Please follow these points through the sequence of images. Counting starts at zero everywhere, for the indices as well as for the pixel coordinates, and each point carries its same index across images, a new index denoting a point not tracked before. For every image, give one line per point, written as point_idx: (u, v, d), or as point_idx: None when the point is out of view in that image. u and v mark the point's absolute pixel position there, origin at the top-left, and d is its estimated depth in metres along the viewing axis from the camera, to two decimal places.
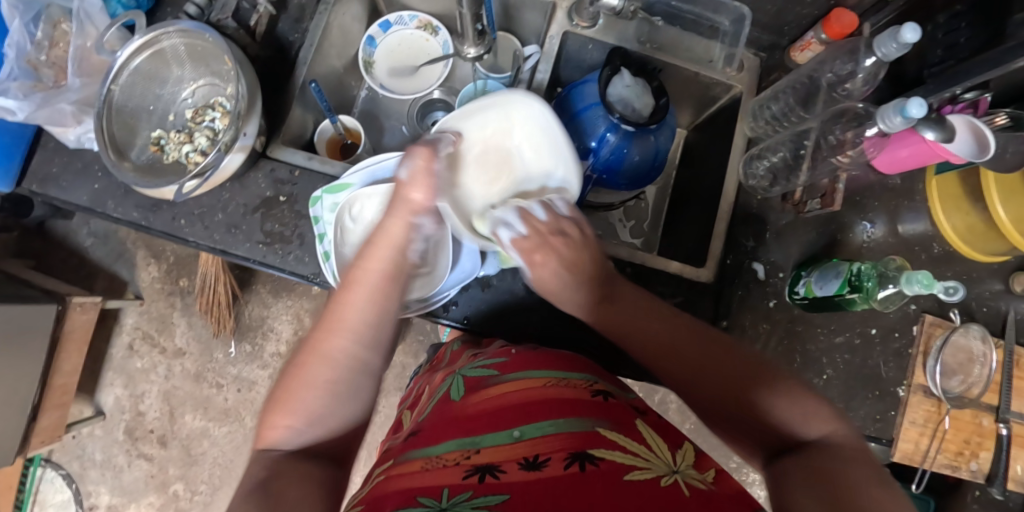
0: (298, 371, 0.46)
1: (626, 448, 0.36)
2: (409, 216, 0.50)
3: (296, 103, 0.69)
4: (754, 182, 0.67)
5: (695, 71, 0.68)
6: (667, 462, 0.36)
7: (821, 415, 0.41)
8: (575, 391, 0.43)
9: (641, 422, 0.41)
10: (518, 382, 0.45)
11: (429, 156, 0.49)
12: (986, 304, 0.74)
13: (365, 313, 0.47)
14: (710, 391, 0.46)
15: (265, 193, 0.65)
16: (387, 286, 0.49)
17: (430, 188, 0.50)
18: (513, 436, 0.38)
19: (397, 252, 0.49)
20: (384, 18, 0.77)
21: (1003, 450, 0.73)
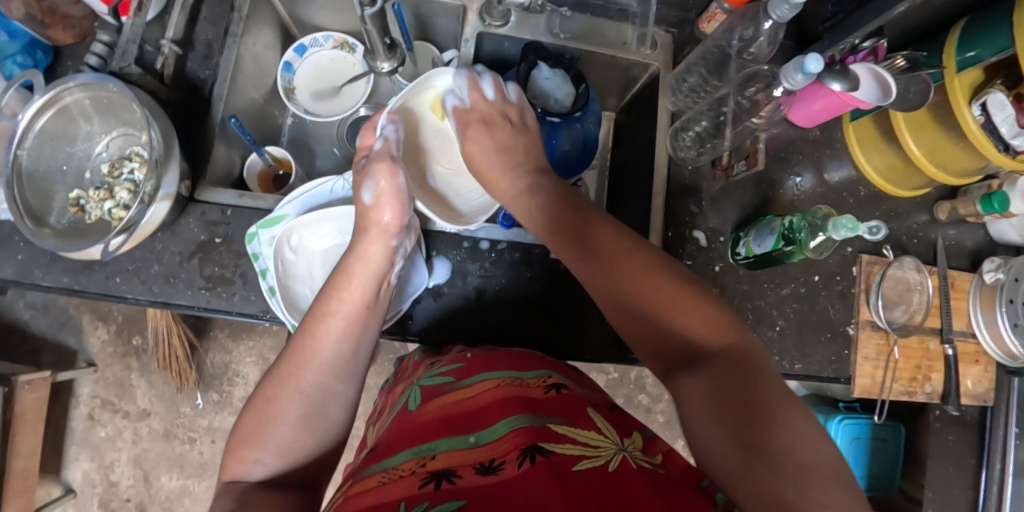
0: (268, 403, 0.45)
1: (578, 439, 0.37)
2: (385, 240, 0.54)
3: (219, 141, 0.67)
4: (683, 153, 0.69)
5: (611, 54, 0.70)
6: (614, 442, 0.37)
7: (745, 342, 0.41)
8: (530, 389, 0.44)
9: (591, 409, 0.42)
10: (473, 386, 0.46)
11: (392, 171, 0.55)
12: (916, 235, 0.78)
13: (341, 343, 0.48)
14: (638, 329, 0.44)
15: (199, 237, 0.64)
16: (367, 314, 0.51)
17: (400, 203, 0.55)
18: (470, 441, 0.39)
19: (376, 280, 0.52)
20: (298, 41, 0.76)
21: (951, 369, 0.77)
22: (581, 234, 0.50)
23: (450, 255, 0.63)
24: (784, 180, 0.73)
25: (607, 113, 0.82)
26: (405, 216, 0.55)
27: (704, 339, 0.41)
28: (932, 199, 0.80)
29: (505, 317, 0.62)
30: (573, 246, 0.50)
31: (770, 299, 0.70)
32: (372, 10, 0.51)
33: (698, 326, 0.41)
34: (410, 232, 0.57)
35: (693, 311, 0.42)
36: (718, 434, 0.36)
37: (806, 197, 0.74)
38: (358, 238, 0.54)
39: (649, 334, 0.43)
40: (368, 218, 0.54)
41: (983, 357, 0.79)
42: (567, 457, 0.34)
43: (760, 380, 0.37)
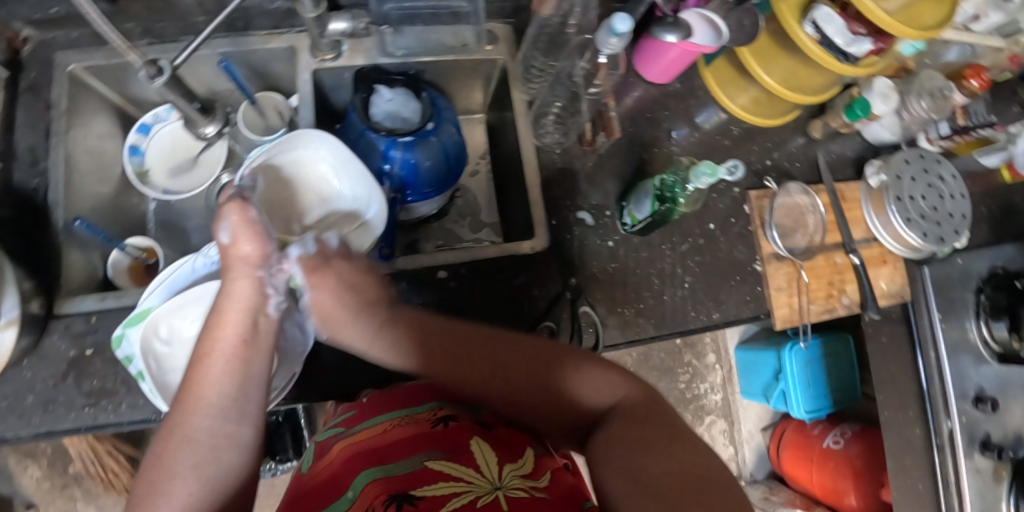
0: (157, 463, 0.39)
1: (452, 474, 0.37)
2: (252, 271, 0.46)
3: (70, 247, 0.63)
4: (548, 139, 0.68)
5: (453, 58, 0.69)
6: (491, 480, 0.37)
7: (613, 383, 0.45)
8: (419, 425, 0.45)
9: (475, 441, 0.43)
10: (366, 432, 0.47)
11: (243, 207, 0.45)
12: (797, 159, 0.80)
13: (222, 388, 0.42)
14: (492, 376, 0.48)
15: (68, 353, 0.59)
16: (249, 352, 0.44)
17: (263, 238, 0.46)
18: (346, 498, 0.38)
19: (251, 314, 0.45)
20: (139, 121, 0.72)
21: (862, 277, 0.79)
22: (449, 328, 0.53)
23: None
24: (659, 138, 0.73)
25: (476, 114, 0.81)
26: (271, 245, 0.47)
27: (547, 364, 0.48)
28: (804, 120, 0.82)
29: None
30: (437, 331, 0.52)
31: (671, 258, 0.70)
32: (160, 78, 0.49)
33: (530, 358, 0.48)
34: (285, 265, 0.50)
35: (588, 369, 0.47)
36: (611, 468, 0.36)
37: (683, 150, 0.74)
38: (226, 273, 0.46)
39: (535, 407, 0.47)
40: (231, 255, 0.46)
41: (890, 256, 0.82)
42: (434, 495, 0.34)
43: (648, 425, 0.39)
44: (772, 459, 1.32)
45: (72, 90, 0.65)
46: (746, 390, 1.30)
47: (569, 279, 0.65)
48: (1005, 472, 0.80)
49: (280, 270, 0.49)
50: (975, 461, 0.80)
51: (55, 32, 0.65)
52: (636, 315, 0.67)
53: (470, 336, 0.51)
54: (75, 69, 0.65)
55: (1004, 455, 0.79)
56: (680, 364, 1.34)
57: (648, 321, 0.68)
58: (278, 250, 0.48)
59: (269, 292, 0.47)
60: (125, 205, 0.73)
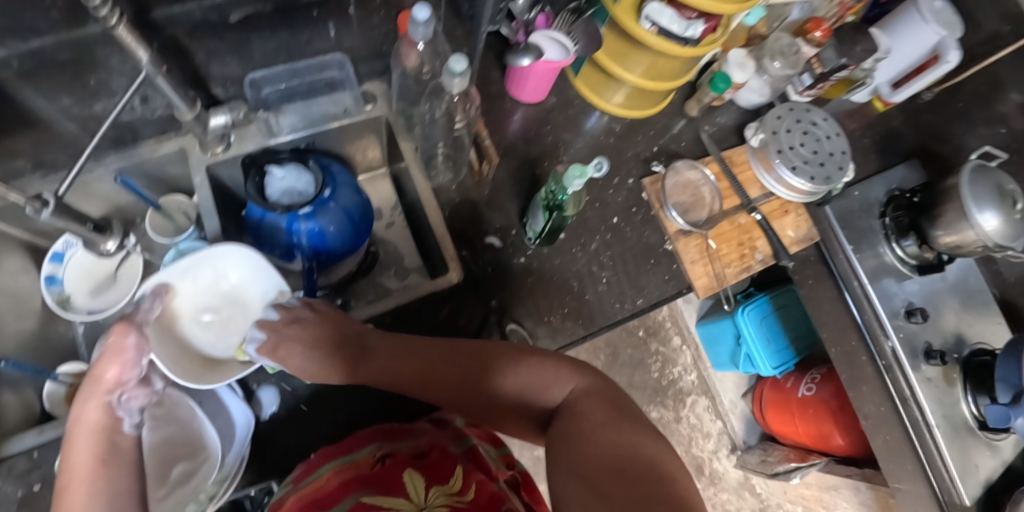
0: None
1: (384, 507, 0.40)
2: (105, 397, 0.49)
3: (2, 389, 0.64)
4: (441, 179, 0.72)
5: (336, 124, 0.72)
6: (415, 505, 0.41)
7: (560, 374, 0.54)
8: (359, 466, 0.48)
9: (409, 472, 0.45)
10: (310, 479, 0.49)
11: (123, 330, 0.51)
12: (682, 139, 0.86)
13: (85, 505, 0.44)
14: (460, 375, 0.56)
15: (16, 494, 0.59)
16: (108, 467, 0.46)
17: (127, 362, 0.50)
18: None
19: (105, 435, 0.47)
20: (53, 250, 0.73)
21: (769, 230, 0.84)
22: (398, 350, 0.58)
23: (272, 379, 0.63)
24: (548, 152, 0.78)
25: (379, 169, 0.85)
26: (138, 367, 0.51)
27: (495, 361, 0.56)
28: (680, 103, 0.88)
29: (349, 401, 0.63)
30: (394, 365, 0.58)
31: (584, 258, 0.74)
32: (47, 210, 0.52)
33: (473, 364, 0.57)
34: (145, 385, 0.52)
35: (538, 370, 0.54)
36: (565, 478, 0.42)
37: (573, 157, 0.79)
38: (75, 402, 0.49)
39: (504, 401, 0.56)
40: (95, 376, 0.49)
41: (790, 206, 0.87)
42: None
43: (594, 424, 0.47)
44: (760, 421, 1.34)
45: None
46: (716, 362, 1.34)
47: (489, 301, 0.68)
48: (955, 374, 0.78)
49: (132, 396, 0.51)
50: (924, 371, 0.78)
51: None
52: (563, 319, 0.71)
53: (430, 367, 0.57)
54: None
55: (946, 358, 0.78)
56: (650, 354, 1.37)
57: (576, 322, 0.71)
58: (138, 371, 0.51)
59: (121, 414, 0.49)
60: (53, 336, 0.73)
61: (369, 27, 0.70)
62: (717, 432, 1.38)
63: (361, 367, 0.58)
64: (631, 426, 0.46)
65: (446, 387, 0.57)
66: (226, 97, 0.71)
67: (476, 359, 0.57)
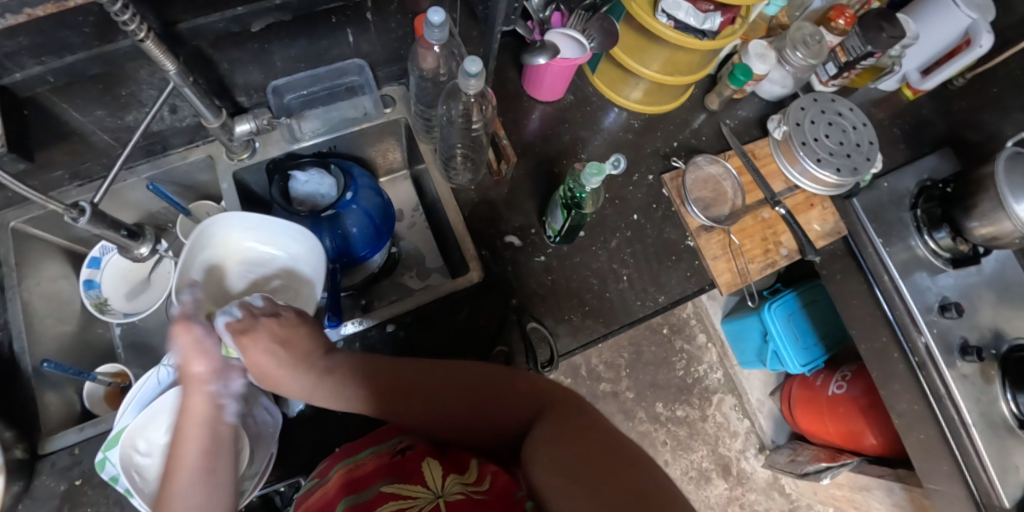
0: None
1: (402, 495, 0.41)
2: (204, 389, 0.48)
3: (45, 388, 0.67)
4: (460, 180, 0.73)
5: (356, 128, 0.74)
6: (432, 492, 0.41)
7: (540, 388, 0.51)
8: (378, 457, 0.48)
9: (427, 461, 0.46)
10: (330, 470, 0.50)
11: (188, 327, 0.49)
12: (701, 134, 0.85)
13: (188, 500, 0.44)
14: (437, 401, 0.51)
15: (59, 488, 0.62)
16: (210, 460, 0.46)
17: (211, 355, 0.49)
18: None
19: (208, 426, 0.47)
20: (90, 256, 0.77)
21: (793, 224, 0.82)
22: (389, 365, 0.54)
23: None
24: (566, 151, 0.78)
25: (399, 171, 0.86)
26: (223, 358, 0.50)
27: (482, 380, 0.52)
28: (699, 98, 0.87)
29: None
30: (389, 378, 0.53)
31: (605, 256, 0.74)
32: (84, 218, 0.53)
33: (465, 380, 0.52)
34: (237, 371, 0.52)
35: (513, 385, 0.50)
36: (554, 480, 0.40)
37: (592, 154, 0.79)
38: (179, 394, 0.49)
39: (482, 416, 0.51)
40: (190, 372, 0.48)
41: (816, 199, 0.86)
42: None
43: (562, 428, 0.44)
44: (788, 420, 1.31)
45: (18, 243, 0.69)
46: (743, 359, 1.31)
47: (510, 299, 0.68)
48: (993, 372, 0.75)
49: (229, 381, 0.50)
50: (960, 368, 0.75)
51: None
52: (584, 317, 0.70)
53: (417, 385, 0.52)
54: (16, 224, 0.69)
55: (984, 355, 0.74)
56: (674, 352, 1.35)
57: (597, 320, 0.71)
58: (227, 363, 0.51)
59: (225, 402, 0.49)
60: (90, 338, 0.76)
61: (387, 31, 0.71)
62: (744, 431, 1.36)
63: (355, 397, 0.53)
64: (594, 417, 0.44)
65: (446, 416, 0.51)
66: (251, 104, 0.73)
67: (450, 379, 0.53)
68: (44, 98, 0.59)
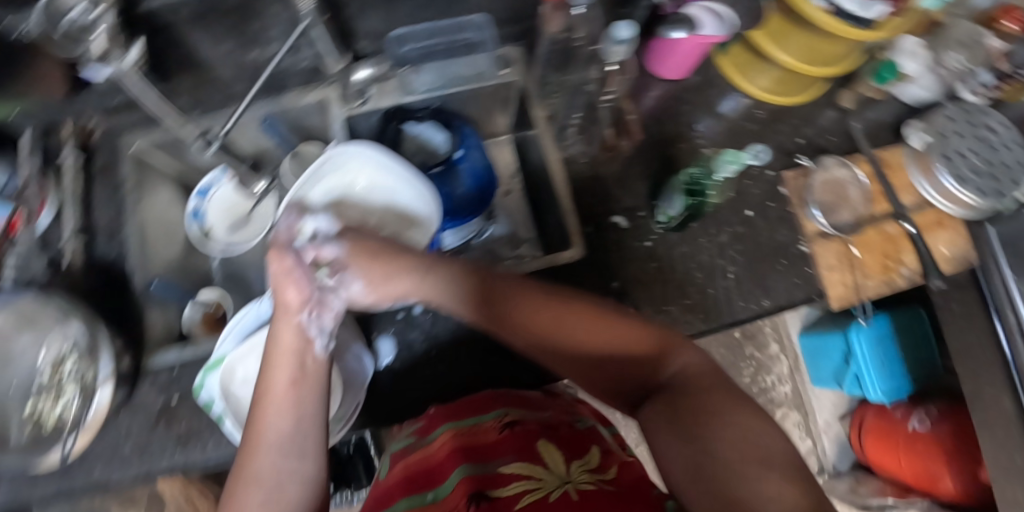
0: (232, 501, 0.45)
1: (525, 475, 0.40)
2: (294, 317, 0.49)
3: (150, 306, 0.69)
4: (574, 150, 0.71)
5: (470, 89, 0.72)
6: (560, 475, 0.40)
7: (685, 353, 0.44)
8: (488, 433, 0.48)
9: (542, 441, 0.45)
10: (436, 440, 0.51)
11: (281, 255, 0.48)
12: (829, 133, 0.78)
13: (279, 425, 0.46)
14: (552, 325, 0.47)
15: (159, 402, 0.65)
16: (298, 392, 0.48)
17: (299, 282, 0.49)
18: (428, 498, 0.44)
19: (296, 356, 0.48)
20: (199, 186, 0.79)
21: (920, 244, 0.74)
22: (508, 283, 0.51)
23: (390, 330, 0.64)
24: (681, 134, 0.74)
25: (502, 136, 0.84)
26: (312, 288, 0.50)
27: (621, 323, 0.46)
28: (830, 94, 0.80)
29: (464, 365, 0.63)
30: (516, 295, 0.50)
31: (711, 250, 0.70)
32: (209, 150, 0.55)
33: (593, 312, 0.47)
34: (329, 306, 0.51)
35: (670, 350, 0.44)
36: (672, 451, 0.37)
37: (709, 141, 0.74)
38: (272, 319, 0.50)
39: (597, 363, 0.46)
40: (283, 297, 0.49)
41: (948, 220, 0.76)
42: (510, 497, 0.38)
43: (715, 402, 0.38)
44: (855, 450, 1.24)
45: (138, 168, 0.74)
46: (816, 377, 1.25)
47: (611, 282, 0.65)
48: None
49: (321, 312, 0.51)
50: None
51: (119, 118, 0.74)
52: (683, 311, 0.66)
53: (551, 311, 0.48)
54: (139, 149, 0.74)
55: None
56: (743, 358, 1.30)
57: (697, 316, 0.66)
58: (318, 291, 0.50)
59: (313, 334, 0.50)
60: (192, 264, 0.80)
61: None
62: (806, 451, 1.29)
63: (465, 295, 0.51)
64: (766, 419, 0.37)
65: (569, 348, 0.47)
66: (368, 52, 0.73)
67: (599, 316, 0.47)
68: (182, 25, 0.60)
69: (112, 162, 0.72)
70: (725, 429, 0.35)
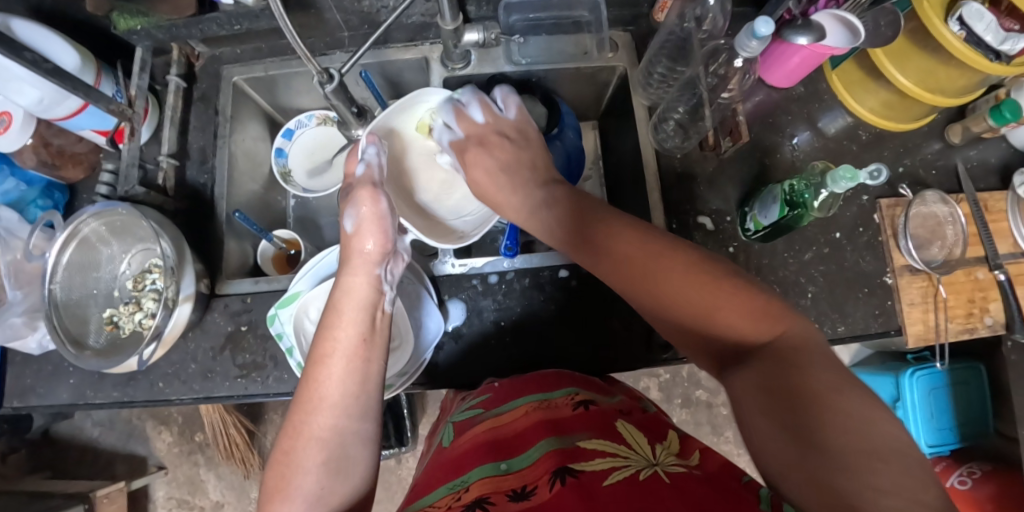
0: (286, 455, 0.42)
1: (608, 452, 0.40)
2: (369, 269, 0.50)
3: (229, 237, 0.71)
4: (669, 144, 0.69)
5: (575, 66, 0.72)
6: (646, 457, 0.39)
7: (784, 322, 0.39)
8: (558, 410, 0.48)
9: (620, 423, 0.45)
10: (502, 413, 0.51)
11: (374, 196, 0.52)
12: (933, 166, 0.75)
13: (344, 381, 0.45)
14: (638, 273, 0.45)
15: (227, 328, 0.66)
16: (368, 347, 0.47)
17: (383, 231, 0.51)
18: (503, 468, 0.43)
19: (368, 309, 0.48)
20: (285, 127, 0.80)
21: (1010, 295, 0.71)
22: (599, 228, 0.50)
23: (461, 295, 0.66)
24: (779, 144, 0.72)
25: (588, 121, 0.83)
26: (390, 242, 0.52)
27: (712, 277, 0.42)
28: (941, 125, 0.76)
29: (531, 341, 0.64)
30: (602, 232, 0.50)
31: (794, 266, 0.68)
32: (330, 85, 0.52)
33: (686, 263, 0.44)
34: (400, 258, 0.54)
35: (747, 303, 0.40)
36: (765, 426, 0.34)
37: (806, 156, 0.72)
38: (343, 272, 0.50)
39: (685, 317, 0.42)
40: (361, 249, 0.51)
41: None
42: (597, 472, 0.37)
43: (815, 380, 0.34)
44: None
45: (235, 98, 0.75)
46: None
47: None
48: None
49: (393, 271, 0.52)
50: None
51: (222, 48, 0.75)
52: None
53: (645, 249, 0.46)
54: (238, 81, 0.74)
55: None
56: None
57: None
58: (394, 247, 0.52)
59: (385, 289, 0.50)
60: (271, 201, 0.81)
61: None
62: None
63: (561, 226, 0.54)
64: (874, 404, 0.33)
65: (656, 293, 0.44)
66: (476, 15, 0.73)
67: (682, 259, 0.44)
68: None
69: (212, 91, 0.74)
70: (818, 408, 0.33)
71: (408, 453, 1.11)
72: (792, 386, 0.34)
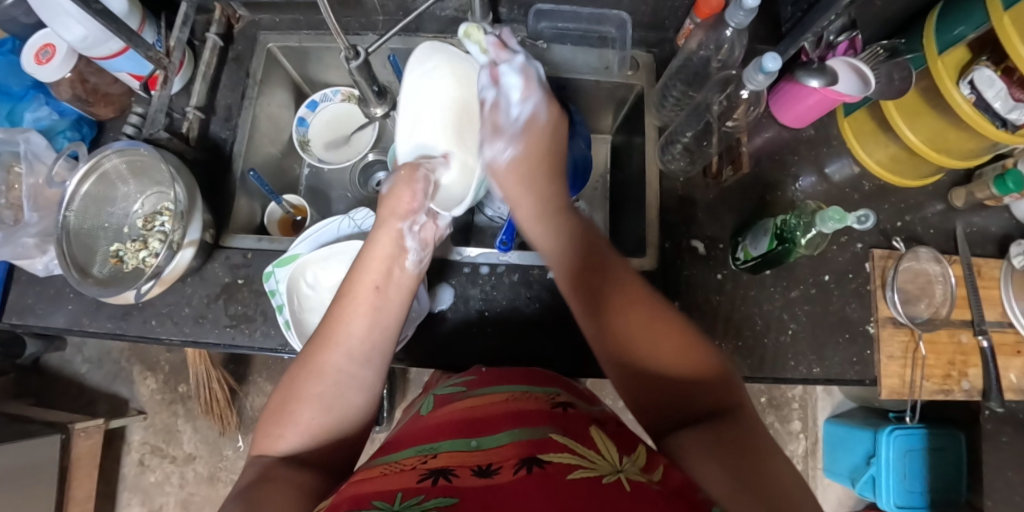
0: (296, 385, 0.48)
1: (575, 452, 0.40)
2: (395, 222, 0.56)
3: (240, 194, 0.74)
4: (674, 166, 0.72)
5: (594, 79, 0.74)
6: (612, 463, 0.39)
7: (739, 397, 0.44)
8: (538, 404, 0.49)
9: (594, 429, 0.45)
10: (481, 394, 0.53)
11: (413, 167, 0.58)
12: (932, 225, 0.75)
13: (359, 322, 0.51)
14: (636, 335, 0.49)
15: (224, 279, 0.69)
16: (378, 294, 0.52)
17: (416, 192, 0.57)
18: (472, 446, 0.44)
19: (390, 264, 0.54)
20: (310, 99, 0.83)
21: (989, 363, 0.72)
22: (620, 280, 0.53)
23: (451, 282, 0.68)
24: (782, 182, 0.74)
25: (602, 134, 0.86)
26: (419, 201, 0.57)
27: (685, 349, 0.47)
28: (946, 186, 0.76)
29: (513, 333, 0.67)
30: (615, 288, 0.52)
31: (778, 302, 0.70)
32: (356, 61, 0.55)
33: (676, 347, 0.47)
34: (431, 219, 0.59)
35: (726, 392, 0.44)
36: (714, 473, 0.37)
37: (807, 198, 0.73)
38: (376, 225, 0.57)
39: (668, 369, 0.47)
40: (394, 207, 0.57)
41: None
42: (562, 471, 0.37)
43: (762, 431, 0.40)
44: None
45: (266, 64, 0.78)
46: (830, 467, 1.20)
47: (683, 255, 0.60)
48: None
49: (422, 228, 0.57)
50: None
51: (263, 15, 0.78)
52: (733, 350, 0.67)
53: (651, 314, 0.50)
54: (273, 48, 0.78)
55: None
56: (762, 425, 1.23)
57: (744, 360, 0.67)
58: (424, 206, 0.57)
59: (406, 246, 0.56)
60: (286, 167, 0.84)
61: None
62: None
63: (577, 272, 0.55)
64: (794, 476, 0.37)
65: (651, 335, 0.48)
66: (507, 18, 0.76)
67: (687, 346, 0.47)
68: None
69: (247, 53, 0.77)
70: (758, 469, 0.37)
71: (380, 434, 1.13)
72: (744, 444, 0.38)
